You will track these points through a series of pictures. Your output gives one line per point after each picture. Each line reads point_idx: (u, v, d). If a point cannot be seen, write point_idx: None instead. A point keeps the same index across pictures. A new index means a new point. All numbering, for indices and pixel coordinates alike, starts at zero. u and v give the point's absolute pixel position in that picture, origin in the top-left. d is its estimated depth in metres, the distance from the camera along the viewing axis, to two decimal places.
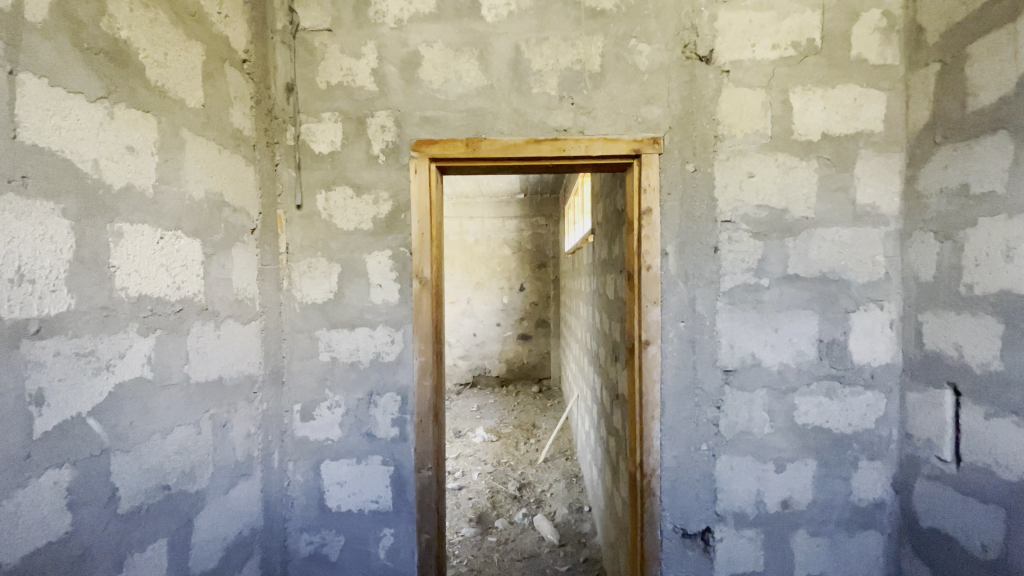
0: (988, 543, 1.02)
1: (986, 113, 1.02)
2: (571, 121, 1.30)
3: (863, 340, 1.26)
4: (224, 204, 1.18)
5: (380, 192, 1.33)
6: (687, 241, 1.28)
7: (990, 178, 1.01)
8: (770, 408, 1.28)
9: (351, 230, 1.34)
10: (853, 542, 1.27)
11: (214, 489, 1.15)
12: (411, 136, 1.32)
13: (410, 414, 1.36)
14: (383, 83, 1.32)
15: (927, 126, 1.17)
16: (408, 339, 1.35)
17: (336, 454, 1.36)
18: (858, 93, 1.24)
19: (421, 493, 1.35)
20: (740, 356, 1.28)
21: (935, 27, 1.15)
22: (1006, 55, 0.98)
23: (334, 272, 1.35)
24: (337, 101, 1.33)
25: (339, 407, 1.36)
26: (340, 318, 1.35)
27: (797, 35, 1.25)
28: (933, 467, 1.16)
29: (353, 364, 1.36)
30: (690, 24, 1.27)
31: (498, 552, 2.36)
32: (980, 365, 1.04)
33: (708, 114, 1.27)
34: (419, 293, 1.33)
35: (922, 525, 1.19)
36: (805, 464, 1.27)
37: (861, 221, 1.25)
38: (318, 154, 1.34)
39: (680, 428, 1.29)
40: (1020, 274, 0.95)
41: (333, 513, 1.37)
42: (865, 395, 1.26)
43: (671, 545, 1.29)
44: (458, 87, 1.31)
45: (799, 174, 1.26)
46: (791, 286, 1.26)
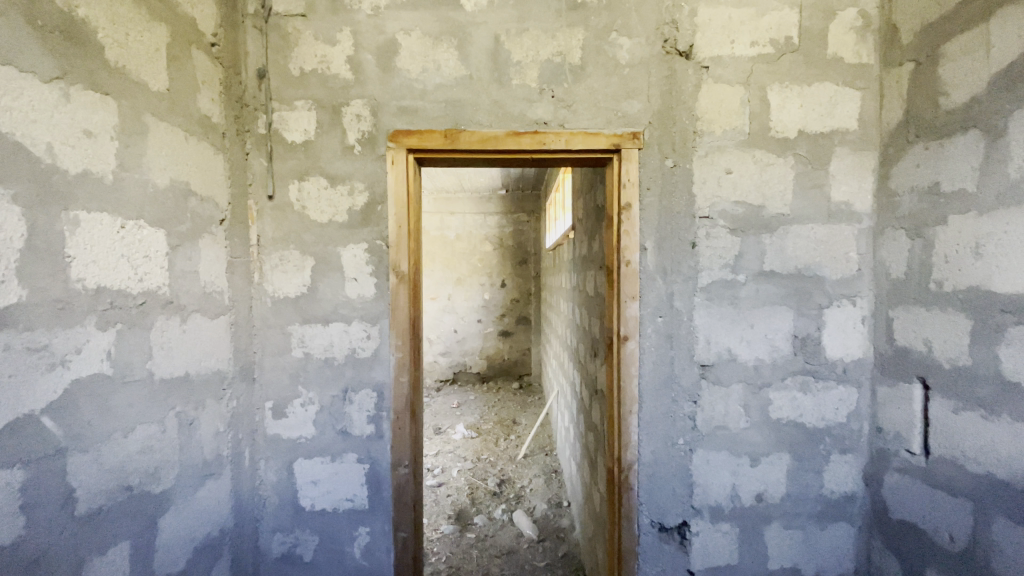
0: (956, 534, 1.05)
1: (957, 112, 1.04)
2: (551, 114, 1.29)
3: (836, 335, 1.28)
4: (190, 193, 1.14)
5: (356, 183, 1.30)
6: (666, 236, 1.28)
7: (961, 176, 1.03)
8: (746, 403, 1.29)
9: (325, 222, 1.31)
10: (825, 534, 1.29)
11: (180, 489, 1.11)
12: (388, 126, 1.29)
13: (387, 411, 1.33)
14: (359, 71, 1.29)
15: (901, 124, 1.19)
16: (385, 334, 1.32)
17: (310, 452, 1.33)
18: (834, 91, 1.26)
19: (397, 491, 1.33)
20: (717, 351, 1.28)
21: (909, 27, 1.17)
22: (978, 55, 1.00)
23: (307, 265, 1.31)
24: (311, 89, 1.29)
25: (312, 404, 1.33)
26: (314, 313, 1.32)
27: (775, 32, 1.26)
28: (903, 460, 1.18)
29: (327, 360, 1.32)
30: (670, 19, 1.26)
31: (476, 549, 2.34)
32: (949, 359, 1.06)
33: (688, 110, 1.27)
34: (396, 287, 1.31)
35: (891, 517, 1.21)
36: (779, 458, 1.29)
37: (835, 219, 1.27)
38: (291, 143, 1.30)
39: (657, 423, 1.30)
40: (989, 271, 0.97)
41: (307, 513, 1.33)
42: (837, 389, 1.28)
43: (648, 540, 1.30)
44: (436, 77, 1.29)
45: (775, 171, 1.27)
46: (767, 282, 1.28)
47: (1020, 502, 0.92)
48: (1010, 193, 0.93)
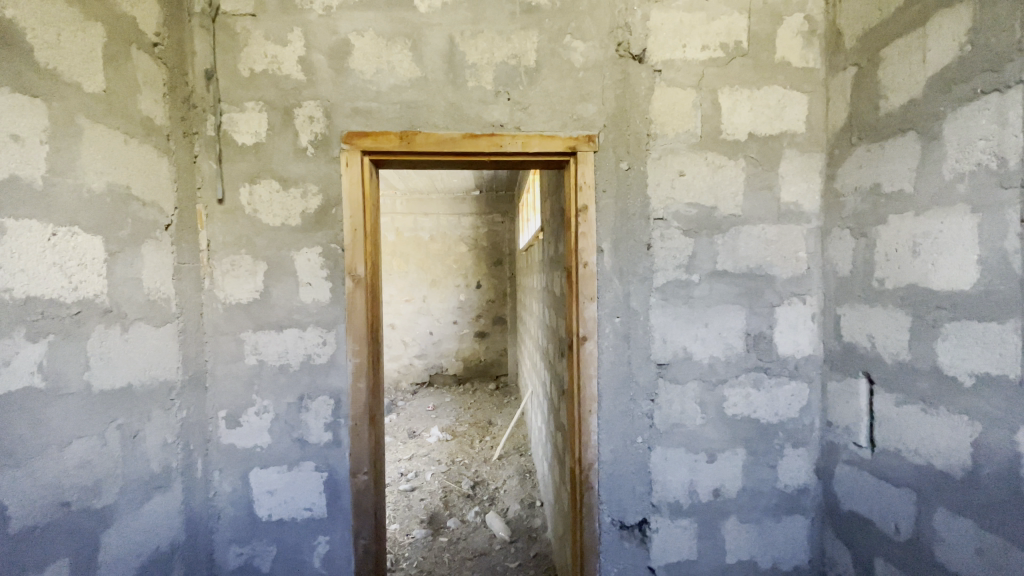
0: (900, 524, 1.08)
1: (896, 115, 1.08)
2: (507, 116, 1.29)
3: (787, 332, 1.31)
4: (131, 198, 1.10)
5: (309, 186, 1.27)
6: (622, 237, 1.29)
7: (899, 177, 1.07)
8: (702, 400, 1.31)
9: (278, 226, 1.28)
10: (780, 526, 1.33)
11: (125, 503, 1.07)
12: (342, 128, 1.27)
13: (345, 418, 1.31)
14: (311, 71, 1.26)
15: (845, 127, 1.23)
16: (341, 339, 1.30)
17: (266, 461, 1.30)
18: (782, 94, 1.29)
19: (357, 498, 1.31)
20: (673, 350, 1.30)
21: (852, 32, 1.20)
22: (915, 59, 1.03)
23: (260, 270, 1.28)
24: (261, 90, 1.26)
25: (268, 412, 1.30)
26: (268, 319, 1.29)
27: (725, 37, 1.28)
28: (850, 453, 1.22)
29: (282, 367, 1.29)
30: (623, 22, 1.28)
31: (449, 553, 2.33)
32: (891, 354, 1.10)
33: (642, 113, 1.28)
34: (353, 292, 1.28)
35: (841, 508, 1.25)
36: (735, 453, 1.32)
37: (785, 219, 1.30)
38: (241, 145, 1.27)
39: (617, 422, 1.31)
40: (925, 269, 1.01)
41: (264, 523, 1.30)
42: (788, 385, 1.32)
43: (610, 538, 1.31)
44: (391, 79, 1.27)
45: (727, 172, 1.29)
46: (720, 282, 1.30)
47: (956, 490, 0.96)
48: (944, 193, 0.97)
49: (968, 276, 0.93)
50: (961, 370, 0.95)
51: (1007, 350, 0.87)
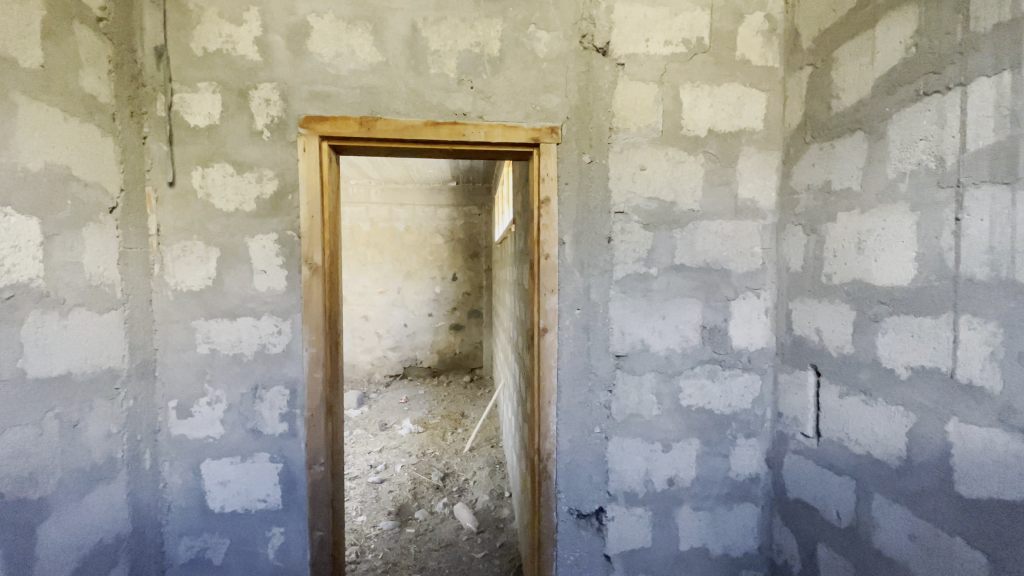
0: (842, 511, 1.12)
1: (846, 115, 1.10)
2: (470, 105, 1.27)
3: (742, 326, 1.34)
4: (71, 178, 1.05)
5: (264, 170, 1.24)
6: (583, 230, 1.30)
7: (848, 175, 1.10)
8: (658, 391, 1.33)
9: (231, 211, 1.24)
10: (732, 514, 1.36)
11: (65, 495, 1.03)
12: (299, 111, 1.24)
13: (301, 409, 1.28)
14: (267, 53, 1.22)
15: (800, 126, 1.25)
16: (297, 328, 1.27)
17: (218, 452, 1.27)
18: (742, 92, 1.31)
19: (313, 490, 1.29)
20: (631, 342, 1.32)
21: (809, 32, 1.23)
22: (864, 60, 1.06)
23: (212, 256, 1.24)
24: (215, 70, 1.22)
25: (220, 402, 1.27)
26: (220, 307, 1.25)
27: (688, 32, 1.29)
28: (798, 442, 1.26)
29: (235, 356, 1.26)
30: (588, 14, 1.27)
31: (415, 544, 2.32)
32: (836, 348, 1.14)
33: (604, 106, 1.29)
34: (309, 280, 1.26)
35: (789, 496, 1.29)
36: (689, 443, 1.35)
37: (741, 215, 1.33)
38: (193, 127, 1.22)
39: (575, 413, 1.33)
40: (869, 264, 1.04)
41: (216, 515, 1.28)
42: (742, 376, 1.35)
43: (566, 527, 1.33)
44: (351, 63, 1.24)
45: (686, 168, 1.31)
46: (678, 276, 1.32)
47: (892, 479, 1.00)
48: (888, 192, 1.00)
49: (906, 272, 0.96)
50: (898, 363, 0.98)
51: (939, 345, 0.90)
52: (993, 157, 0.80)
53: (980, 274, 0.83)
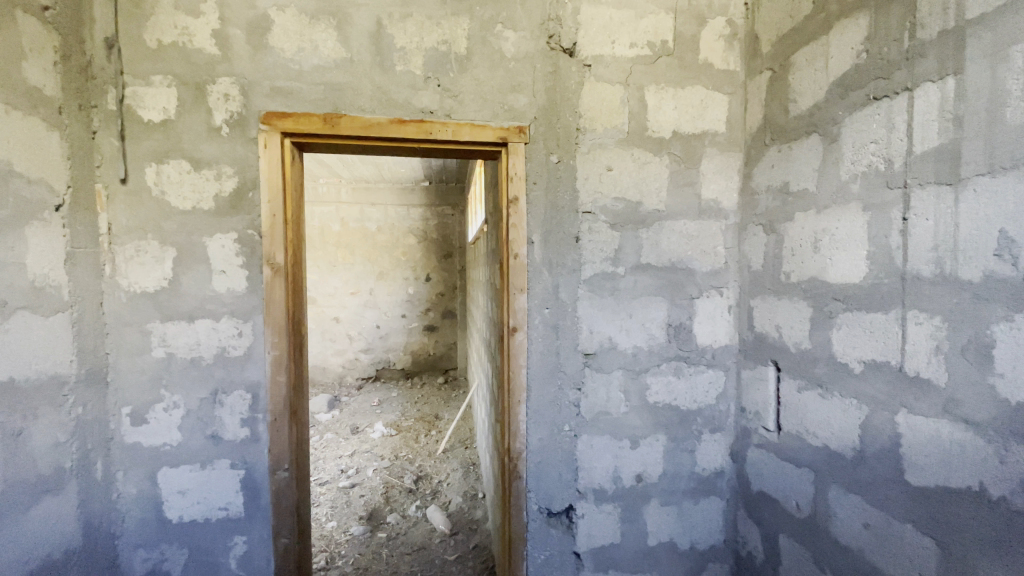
0: (801, 502, 1.16)
1: (803, 118, 1.14)
2: (437, 103, 1.26)
3: (706, 323, 1.37)
4: (13, 174, 1.00)
5: (223, 167, 1.20)
6: (551, 230, 1.31)
7: (804, 177, 1.14)
8: (626, 389, 1.35)
9: (188, 210, 1.20)
10: (698, 508, 1.39)
11: (7, 508, 0.98)
12: (260, 107, 1.20)
13: (264, 413, 1.25)
14: (225, 46, 1.19)
15: (760, 128, 1.29)
16: (259, 330, 1.24)
17: (176, 460, 1.22)
18: (704, 94, 1.34)
19: (277, 496, 1.25)
20: (599, 340, 1.33)
21: (768, 37, 1.26)
22: (819, 65, 1.10)
23: (168, 256, 1.20)
24: (170, 63, 1.17)
25: (178, 408, 1.22)
26: (177, 309, 1.21)
27: (652, 35, 1.32)
28: (760, 436, 1.30)
29: (193, 360, 1.22)
30: (554, 15, 1.28)
31: (387, 549, 2.29)
32: (795, 343, 1.17)
33: (571, 107, 1.30)
34: (271, 281, 1.23)
35: (752, 488, 1.32)
36: (656, 439, 1.37)
37: (705, 215, 1.36)
38: (147, 122, 1.18)
39: (544, 412, 1.33)
40: (825, 263, 1.08)
41: (174, 525, 1.23)
42: (706, 372, 1.38)
43: (536, 525, 1.33)
44: (314, 58, 1.22)
45: (651, 168, 1.33)
46: (644, 275, 1.34)
47: (847, 470, 1.04)
48: (841, 193, 1.04)
49: (859, 270, 1.00)
50: (852, 358, 1.02)
51: (889, 339, 0.94)
52: (936, 159, 0.84)
53: (926, 271, 0.86)
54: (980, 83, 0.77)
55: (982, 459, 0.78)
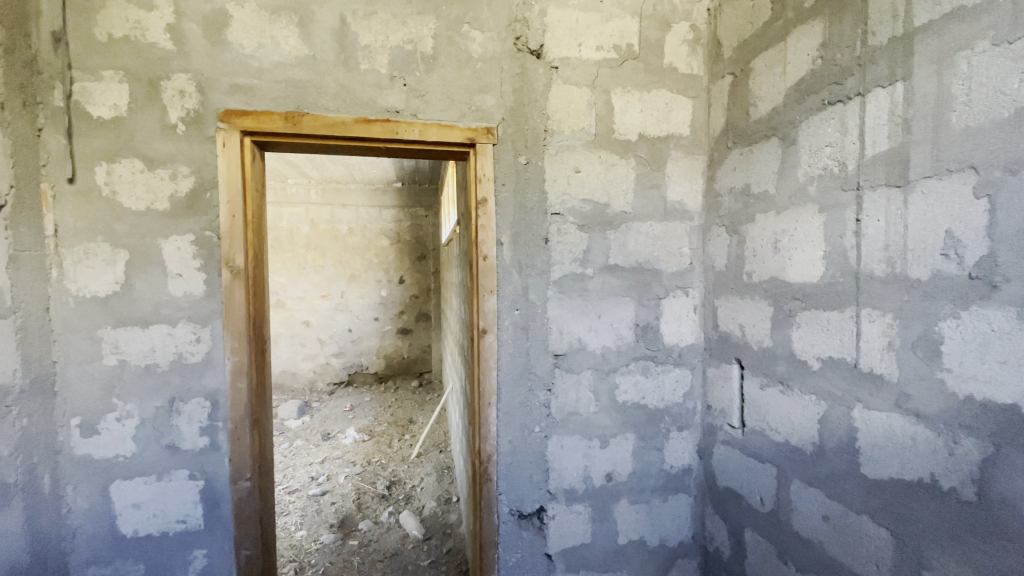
0: (764, 497, 1.19)
1: (763, 122, 1.17)
2: (403, 103, 1.25)
3: (673, 323, 1.39)
4: None
5: (179, 166, 1.16)
6: (520, 231, 1.31)
7: (764, 179, 1.17)
8: (596, 388, 1.36)
9: (141, 210, 1.15)
10: (667, 505, 1.41)
11: None
12: (217, 104, 1.17)
13: (224, 421, 1.21)
14: (181, 41, 1.15)
15: (723, 131, 1.32)
16: (219, 336, 1.20)
17: (130, 472, 1.17)
18: (669, 98, 1.36)
19: (238, 507, 1.21)
20: (569, 341, 1.34)
21: (729, 43, 1.29)
22: (777, 71, 1.13)
23: (120, 259, 1.14)
24: (122, 58, 1.12)
25: (131, 418, 1.17)
26: (130, 315, 1.16)
27: (618, 39, 1.33)
28: (726, 433, 1.32)
29: (148, 367, 1.17)
30: (521, 16, 1.28)
31: (358, 556, 2.24)
32: (757, 342, 1.20)
33: (539, 109, 1.30)
34: (231, 284, 1.19)
35: (719, 484, 1.35)
36: (625, 438, 1.38)
37: (670, 216, 1.38)
38: (97, 119, 1.12)
39: (515, 413, 1.33)
40: (784, 262, 1.11)
41: (129, 540, 1.17)
42: (674, 371, 1.40)
43: (508, 528, 1.33)
44: (275, 55, 1.18)
45: (618, 171, 1.34)
46: (613, 276, 1.35)
47: (807, 464, 1.07)
48: (799, 195, 1.07)
49: (816, 270, 1.03)
50: (810, 355, 1.05)
51: (844, 337, 0.97)
52: (887, 162, 0.87)
53: (878, 270, 0.90)
54: (927, 89, 0.81)
55: (932, 452, 0.81)
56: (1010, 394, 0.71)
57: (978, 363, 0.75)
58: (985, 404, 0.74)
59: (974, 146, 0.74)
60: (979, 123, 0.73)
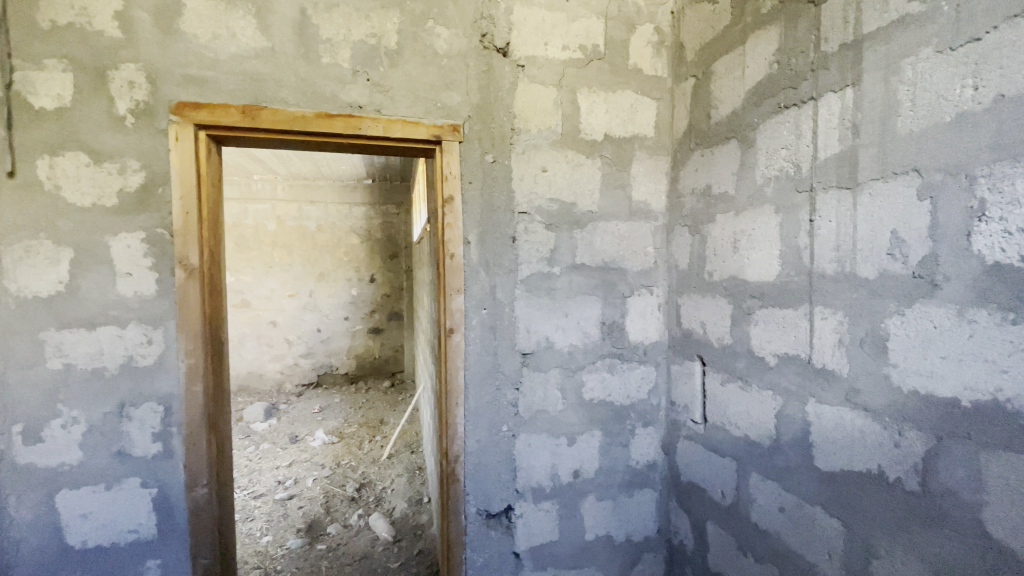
0: (725, 490, 1.22)
1: (723, 124, 1.20)
2: (366, 98, 1.22)
3: (638, 321, 1.41)
4: None
5: (128, 160, 1.11)
6: (487, 230, 1.30)
7: (724, 180, 1.19)
8: (563, 386, 1.37)
9: (88, 206, 1.09)
10: (632, 501, 1.43)
11: None
12: (169, 96, 1.12)
13: (178, 426, 1.16)
14: (130, 29, 1.09)
15: (685, 133, 1.34)
16: (172, 337, 1.15)
17: (77, 481, 1.11)
18: (634, 99, 1.38)
19: (194, 515, 1.17)
20: (536, 340, 1.34)
21: (692, 46, 1.31)
22: (737, 74, 1.15)
23: (65, 258, 1.09)
24: (66, 46, 1.07)
25: (78, 424, 1.11)
26: (76, 316, 1.10)
27: (584, 39, 1.34)
28: (689, 428, 1.35)
29: (95, 371, 1.12)
30: (487, 14, 1.28)
31: (326, 561, 2.20)
32: (718, 339, 1.23)
33: (505, 107, 1.30)
34: (185, 284, 1.14)
35: (682, 479, 1.38)
36: (592, 435, 1.39)
37: (635, 216, 1.40)
38: (38, 110, 1.06)
39: (482, 413, 1.32)
40: (743, 262, 1.14)
41: (77, 552, 1.12)
42: (639, 368, 1.42)
43: (475, 528, 1.32)
44: (231, 46, 1.14)
45: (584, 170, 1.35)
46: (579, 274, 1.36)
47: (764, 457, 1.10)
48: (756, 195, 1.10)
49: (772, 269, 1.06)
50: (767, 351, 1.08)
51: (799, 334, 1.00)
52: (838, 164, 0.90)
53: (830, 269, 0.93)
54: (874, 94, 0.84)
55: (880, 444, 0.85)
56: (950, 388, 0.74)
57: (920, 359, 0.78)
58: (928, 397, 0.77)
59: (918, 150, 0.77)
60: (922, 127, 0.77)
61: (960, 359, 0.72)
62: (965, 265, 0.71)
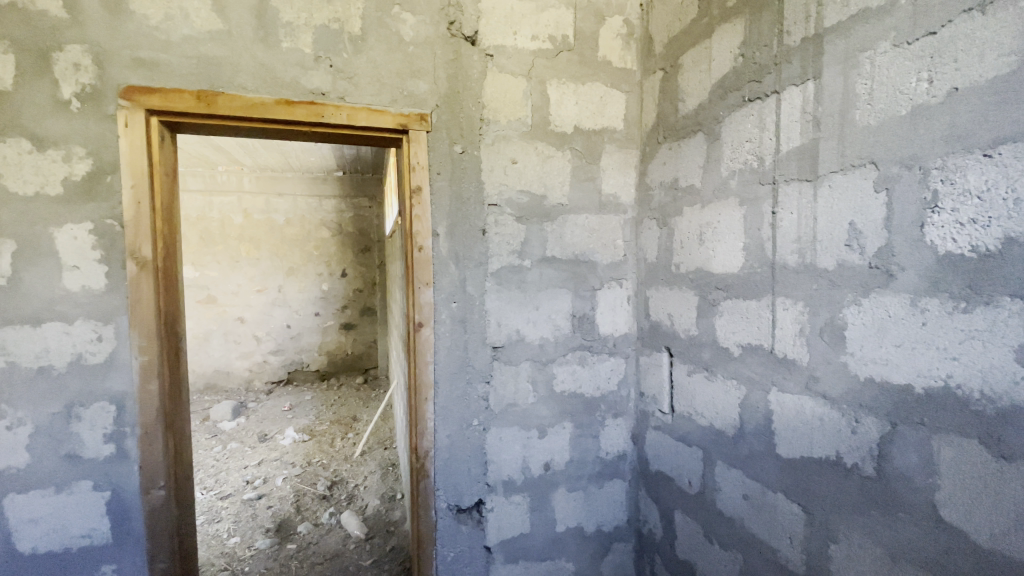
0: (692, 479, 1.24)
1: (690, 117, 1.21)
2: (330, 85, 1.19)
3: (608, 313, 1.42)
4: None
5: (74, 147, 1.05)
6: (457, 222, 1.28)
7: (691, 173, 1.21)
8: (534, 379, 1.37)
9: (30, 196, 1.03)
10: (603, 491, 1.44)
11: None
12: (118, 79, 1.06)
13: (132, 426, 1.11)
14: (74, 8, 1.03)
15: (654, 126, 1.35)
16: (124, 334, 1.10)
17: (24, 485, 1.06)
18: (603, 91, 1.38)
19: (151, 518, 1.12)
20: (507, 333, 1.34)
21: (660, 38, 1.32)
22: (703, 68, 1.17)
23: (5, 251, 1.02)
24: (3, 25, 1.00)
25: (23, 426, 1.05)
26: (19, 312, 1.04)
27: (553, 29, 1.33)
28: (657, 419, 1.37)
29: (41, 370, 1.06)
30: (454, 1, 1.25)
31: (296, 561, 2.16)
32: (684, 330, 1.25)
33: (474, 97, 1.28)
34: (137, 278, 1.09)
35: (651, 469, 1.40)
36: (562, 427, 1.40)
37: (605, 209, 1.40)
38: None
39: (452, 407, 1.31)
40: (709, 254, 1.15)
41: (25, 560, 1.06)
42: (609, 360, 1.43)
43: (445, 523, 1.31)
44: (185, 28, 1.09)
45: (554, 163, 1.35)
46: (549, 267, 1.36)
47: (729, 445, 1.12)
48: (721, 188, 1.11)
49: (736, 260, 1.08)
50: (731, 342, 1.10)
51: (762, 324, 1.02)
52: (799, 157, 0.92)
53: (791, 261, 0.95)
54: (834, 88, 0.86)
55: (838, 431, 0.87)
56: (904, 374, 0.76)
57: (876, 347, 0.80)
58: (883, 384, 0.80)
59: (875, 144, 0.79)
60: (880, 121, 0.79)
61: (913, 346, 0.75)
62: (918, 256, 0.73)
